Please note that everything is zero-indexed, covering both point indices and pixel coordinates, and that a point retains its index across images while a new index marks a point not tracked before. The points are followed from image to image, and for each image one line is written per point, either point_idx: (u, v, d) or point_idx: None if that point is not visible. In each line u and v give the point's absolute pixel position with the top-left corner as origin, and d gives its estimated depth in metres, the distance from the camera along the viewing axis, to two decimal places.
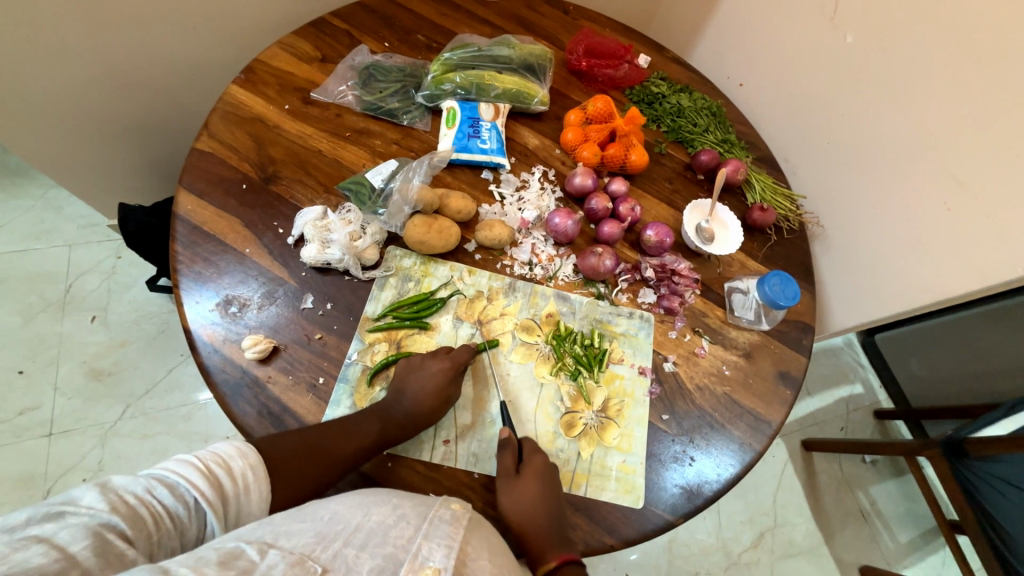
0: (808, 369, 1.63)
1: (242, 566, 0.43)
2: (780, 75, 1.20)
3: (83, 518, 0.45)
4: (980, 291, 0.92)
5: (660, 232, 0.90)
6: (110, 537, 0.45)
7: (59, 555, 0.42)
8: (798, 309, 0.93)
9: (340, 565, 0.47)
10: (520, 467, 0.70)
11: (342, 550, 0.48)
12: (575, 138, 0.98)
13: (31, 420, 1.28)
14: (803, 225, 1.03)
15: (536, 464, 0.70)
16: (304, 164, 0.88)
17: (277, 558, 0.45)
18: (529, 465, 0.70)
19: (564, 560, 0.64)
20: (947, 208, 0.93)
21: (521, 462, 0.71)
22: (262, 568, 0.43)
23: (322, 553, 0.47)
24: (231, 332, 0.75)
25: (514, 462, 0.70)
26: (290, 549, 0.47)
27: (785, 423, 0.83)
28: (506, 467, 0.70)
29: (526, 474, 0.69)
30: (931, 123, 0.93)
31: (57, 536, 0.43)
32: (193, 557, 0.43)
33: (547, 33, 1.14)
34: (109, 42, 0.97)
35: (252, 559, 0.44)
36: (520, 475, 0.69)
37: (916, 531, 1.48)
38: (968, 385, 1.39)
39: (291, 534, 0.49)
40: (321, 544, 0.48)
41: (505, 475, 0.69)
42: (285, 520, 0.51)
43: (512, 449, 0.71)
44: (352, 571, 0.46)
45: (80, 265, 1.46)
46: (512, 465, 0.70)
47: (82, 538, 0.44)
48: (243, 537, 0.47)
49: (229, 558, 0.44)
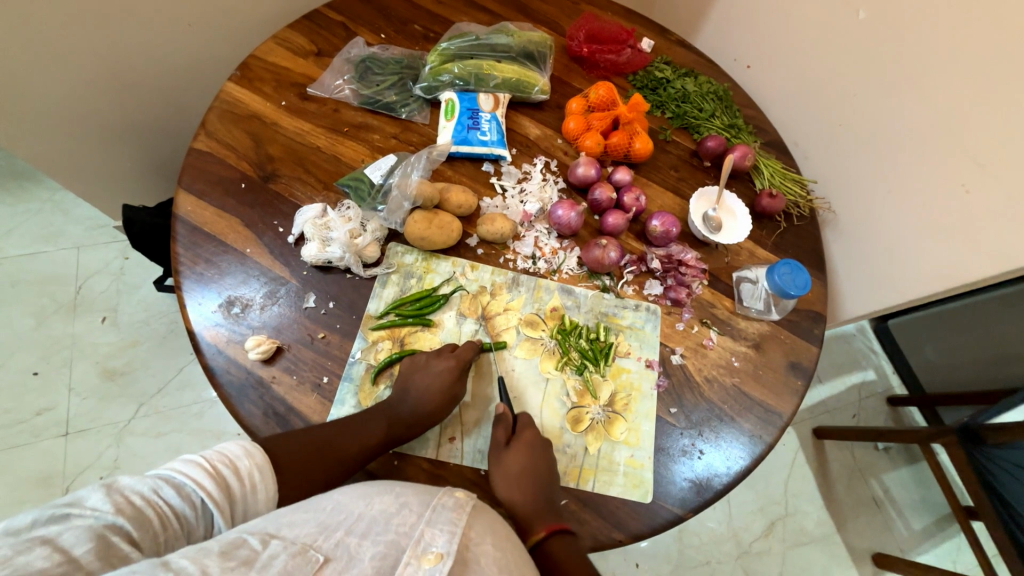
0: (820, 356, 1.61)
1: (244, 556, 0.43)
2: (789, 55, 1.16)
3: (88, 520, 0.45)
4: (998, 277, 0.89)
5: (665, 222, 0.87)
6: (114, 539, 0.45)
7: (62, 558, 0.41)
8: (809, 298, 0.91)
9: (342, 554, 0.46)
10: (511, 440, 0.70)
11: (344, 539, 0.47)
12: (577, 128, 0.96)
13: (48, 420, 1.30)
14: (813, 211, 1.00)
15: (528, 438, 0.70)
16: (303, 161, 0.87)
17: (278, 548, 0.44)
18: (520, 437, 0.70)
19: (553, 530, 0.63)
20: (965, 189, 0.90)
21: (513, 436, 0.71)
22: (263, 558, 0.43)
23: (323, 542, 0.47)
24: (235, 333, 0.75)
25: (506, 435, 0.71)
26: (292, 539, 0.46)
27: (796, 415, 0.81)
28: (497, 439, 0.70)
29: (516, 446, 0.69)
30: (951, 100, 0.89)
31: (61, 537, 0.42)
32: (195, 548, 0.42)
33: (547, 19, 1.11)
34: (107, 44, 0.95)
35: (254, 548, 0.44)
36: (510, 446, 0.69)
37: (930, 518, 1.47)
38: (987, 369, 1.36)
39: (294, 524, 0.48)
40: (323, 533, 0.47)
41: (495, 448, 0.70)
42: (288, 510, 0.51)
43: (505, 423, 0.72)
44: (354, 560, 0.46)
45: (89, 266, 1.47)
46: (505, 438, 0.70)
47: (86, 540, 0.43)
48: (245, 528, 0.47)
49: (231, 548, 0.43)
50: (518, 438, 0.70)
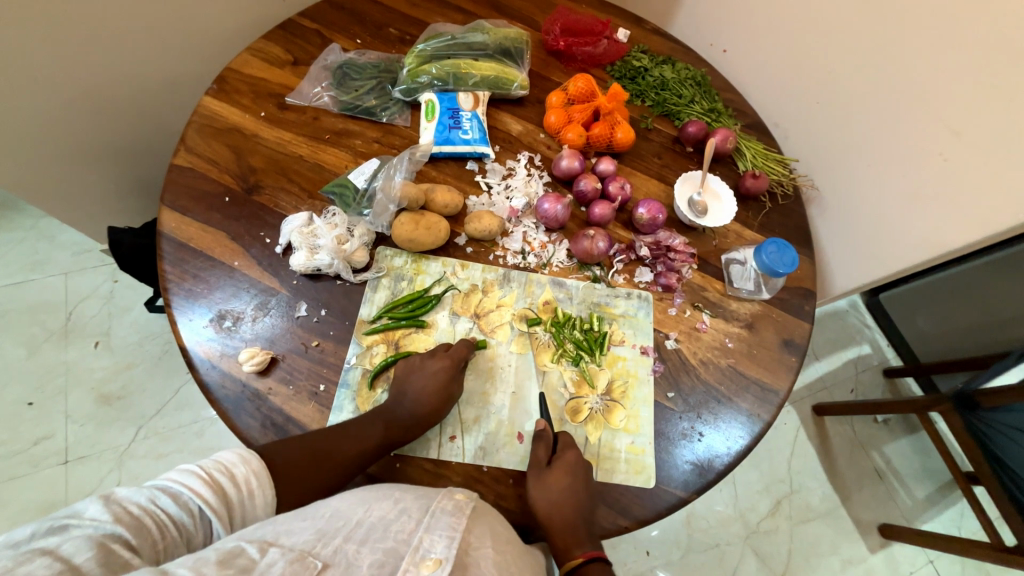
0: (814, 333, 1.62)
1: (242, 565, 0.42)
2: (763, 37, 1.17)
3: (86, 530, 0.44)
4: (980, 243, 0.91)
5: (652, 208, 0.88)
6: (114, 547, 0.45)
7: (63, 567, 0.40)
8: (798, 275, 0.91)
9: (340, 560, 0.46)
10: (552, 460, 0.70)
11: (342, 545, 0.47)
12: (559, 121, 0.96)
13: (46, 449, 1.29)
14: (798, 189, 1.01)
15: (570, 459, 0.70)
16: (285, 171, 0.87)
17: (276, 555, 0.44)
18: (561, 458, 0.70)
19: (590, 557, 0.65)
20: (942, 158, 0.91)
21: (554, 455, 0.71)
22: (262, 566, 0.43)
23: (322, 549, 0.46)
24: (228, 347, 0.74)
25: (546, 454, 0.70)
26: (291, 546, 0.46)
27: (792, 391, 0.82)
28: (538, 458, 0.70)
29: (558, 467, 0.68)
30: (924, 70, 0.91)
31: (61, 548, 0.42)
32: (193, 557, 0.42)
33: (522, 15, 1.11)
34: (81, 66, 0.94)
35: (252, 557, 0.44)
36: (552, 466, 0.69)
37: (932, 486, 1.48)
38: (979, 336, 1.38)
39: (292, 532, 0.48)
40: (321, 540, 0.47)
41: (537, 467, 0.69)
42: (286, 518, 0.51)
43: (546, 442, 0.71)
44: (352, 567, 0.46)
45: (78, 291, 1.46)
46: (545, 458, 0.70)
47: (87, 549, 0.43)
48: (243, 537, 0.47)
49: (229, 557, 0.43)
50: (559, 458, 0.70)
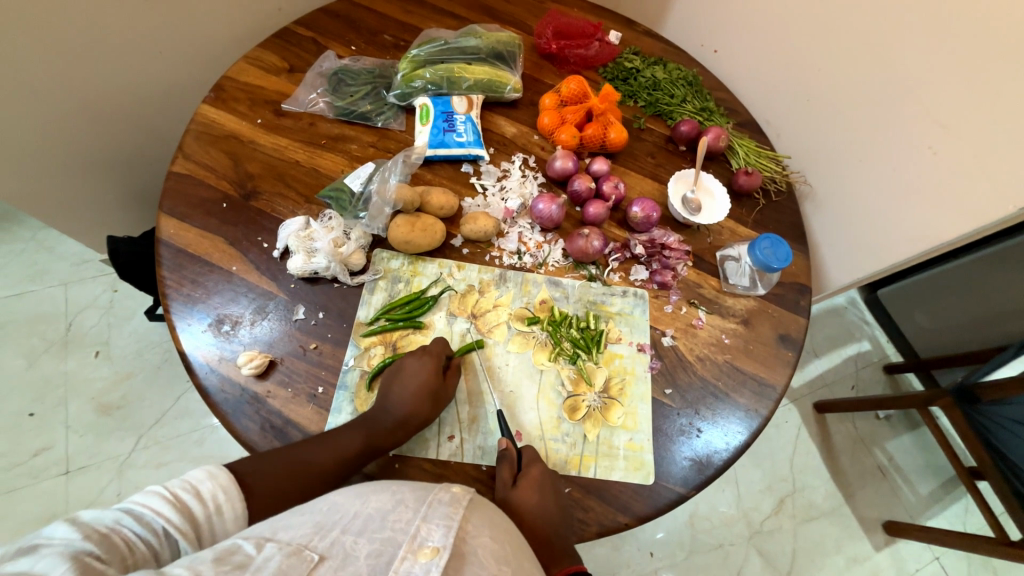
0: (813, 331, 1.62)
1: (238, 561, 0.43)
2: (754, 36, 1.18)
3: (55, 549, 0.44)
4: (973, 235, 0.91)
5: (646, 207, 0.88)
6: (88, 561, 0.44)
7: None
8: (793, 270, 0.92)
9: (338, 552, 0.46)
10: (518, 479, 0.68)
11: (339, 538, 0.47)
12: (552, 122, 0.97)
13: (46, 460, 1.29)
14: (791, 185, 1.01)
15: (536, 475, 0.68)
16: (282, 176, 0.88)
17: (273, 550, 0.44)
18: (526, 476, 0.68)
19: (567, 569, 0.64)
20: (932, 152, 0.92)
21: (519, 474, 0.69)
22: (258, 561, 0.43)
23: (319, 542, 0.47)
24: (226, 351, 0.75)
25: (512, 475, 0.69)
26: (288, 540, 0.46)
27: (789, 386, 0.82)
28: (504, 481, 0.69)
29: (524, 484, 0.67)
30: (913, 66, 0.91)
31: (32, 567, 0.41)
32: (190, 556, 0.42)
33: (515, 19, 1.12)
34: (79, 77, 0.96)
35: (249, 554, 0.44)
36: (518, 485, 0.67)
37: (935, 482, 1.48)
38: (978, 331, 1.38)
39: (289, 527, 0.48)
40: (318, 534, 0.48)
41: (503, 488, 0.68)
42: (285, 514, 0.51)
43: (510, 461, 0.70)
44: (349, 558, 0.46)
45: (77, 302, 1.47)
46: (511, 478, 0.69)
47: (60, 564, 0.42)
48: (242, 534, 0.47)
49: (225, 554, 0.43)
50: (524, 476, 0.68)
